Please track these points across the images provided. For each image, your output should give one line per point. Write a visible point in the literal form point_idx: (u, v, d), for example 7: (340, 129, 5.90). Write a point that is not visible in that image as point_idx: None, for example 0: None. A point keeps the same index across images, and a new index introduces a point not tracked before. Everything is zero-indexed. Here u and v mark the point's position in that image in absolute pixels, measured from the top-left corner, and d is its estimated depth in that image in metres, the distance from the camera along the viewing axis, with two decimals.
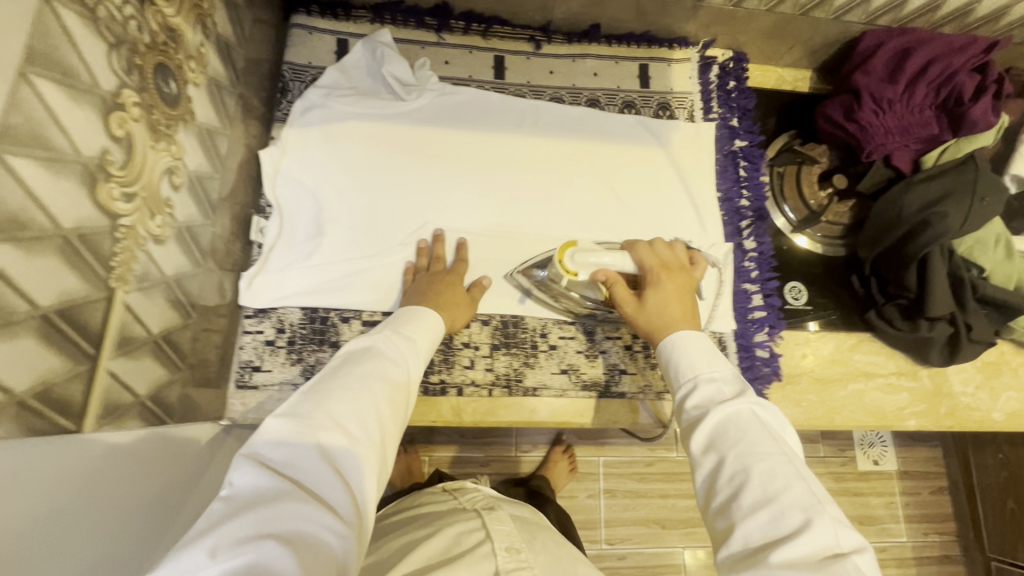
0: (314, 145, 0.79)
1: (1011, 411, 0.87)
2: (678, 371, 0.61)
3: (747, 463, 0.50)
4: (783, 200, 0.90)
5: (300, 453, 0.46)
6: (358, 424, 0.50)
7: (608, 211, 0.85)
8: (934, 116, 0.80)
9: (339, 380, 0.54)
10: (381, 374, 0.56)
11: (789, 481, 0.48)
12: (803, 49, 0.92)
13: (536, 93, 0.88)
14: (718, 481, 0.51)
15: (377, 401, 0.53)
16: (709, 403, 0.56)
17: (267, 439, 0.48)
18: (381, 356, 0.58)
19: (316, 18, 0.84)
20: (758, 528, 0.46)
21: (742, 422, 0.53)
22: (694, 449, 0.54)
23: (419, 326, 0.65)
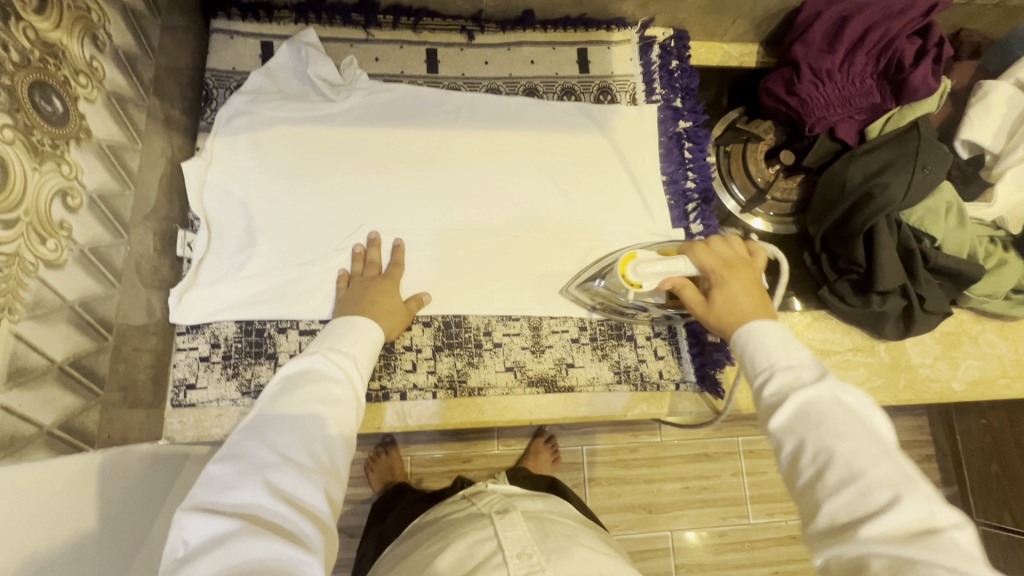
0: (241, 154, 0.77)
1: (972, 379, 0.86)
2: (753, 358, 0.56)
3: (832, 443, 0.46)
4: (730, 180, 0.87)
5: (247, 491, 0.45)
6: (306, 449, 0.49)
7: (549, 202, 0.82)
8: (875, 86, 0.78)
9: (278, 409, 0.52)
10: (323, 391, 0.54)
11: (877, 459, 0.44)
12: (745, 23, 0.90)
13: (471, 86, 0.86)
14: (802, 462, 0.47)
15: (324, 419, 0.52)
16: (790, 388, 0.51)
17: (207, 487, 0.45)
18: (322, 372, 0.56)
19: (237, 21, 0.81)
20: (848, 508, 0.43)
21: (825, 403, 0.49)
22: (772, 429, 0.50)
23: (363, 335, 0.63)
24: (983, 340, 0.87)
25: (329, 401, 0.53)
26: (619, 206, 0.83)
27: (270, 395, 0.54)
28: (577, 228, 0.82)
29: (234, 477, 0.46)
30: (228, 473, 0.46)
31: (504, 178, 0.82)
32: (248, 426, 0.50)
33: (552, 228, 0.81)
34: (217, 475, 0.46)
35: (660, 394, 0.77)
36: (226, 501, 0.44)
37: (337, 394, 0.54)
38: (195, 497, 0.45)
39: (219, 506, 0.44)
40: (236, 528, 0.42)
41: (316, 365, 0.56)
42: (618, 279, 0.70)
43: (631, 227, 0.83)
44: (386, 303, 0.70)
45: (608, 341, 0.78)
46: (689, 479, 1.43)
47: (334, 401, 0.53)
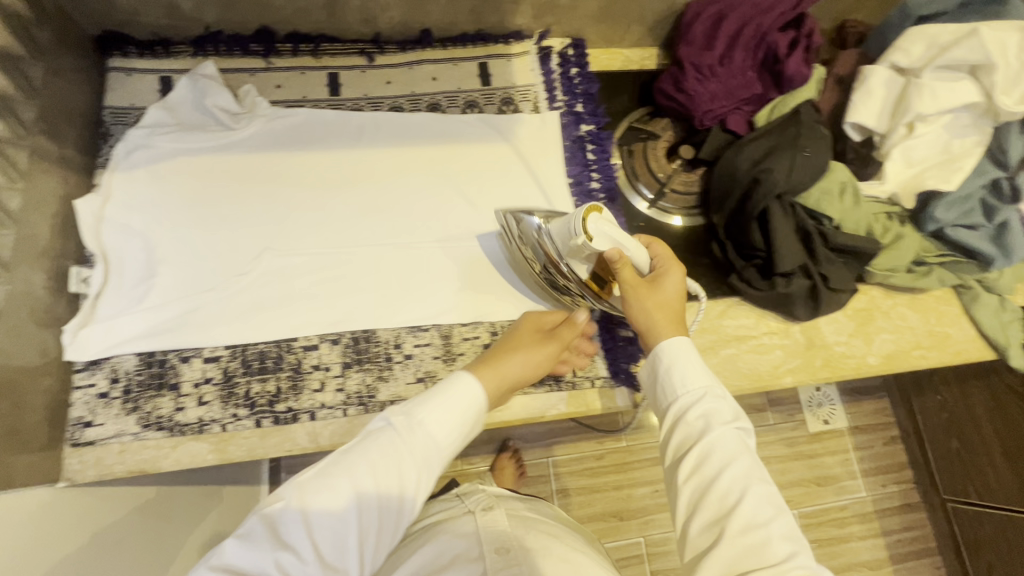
0: (141, 187, 0.77)
1: (887, 353, 0.88)
2: (683, 379, 0.61)
3: (744, 486, 0.54)
4: (635, 178, 0.89)
5: (268, 562, 0.47)
6: (333, 538, 0.49)
7: (456, 214, 0.83)
8: (756, 77, 0.81)
9: (330, 479, 0.50)
10: (380, 474, 0.51)
11: (776, 511, 0.53)
12: (639, 27, 0.93)
13: (375, 105, 0.87)
14: (709, 496, 0.54)
15: (364, 509, 0.50)
16: (708, 419, 0.58)
17: (247, 540, 0.47)
18: (389, 449, 0.53)
19: (134, 58, 0.82)
20: (747, 551, 0.51)
21: (733, 444, 0.57)
22: (686, 463, 0.56)
23: (454, 409, 0.56)
24: (895, 313, 0.90)
25: (373, 492, 0.51)
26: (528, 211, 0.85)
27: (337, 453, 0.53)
28: (485, 236, 0.83)
29: (266, 544, 0.47)
30: (266, 535, 0.47)
31: (411, 193, 0.83)
32: (300, 484, 0.50)
33: (461, 237, 0.82)
34: (252, 529, 0.48)
35: (576, 393, 0.78)
36: (249, 560, 0.47)
37: (387, 484, 0.51)
38: (232, 545, 0.47)
39: (244, 566, 0.46)
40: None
41: (383, 437, 0.54)
42: (572, 224, 0.68)
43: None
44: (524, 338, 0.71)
45: None
46: (657, 482, 1.42)
47: (386, 490, 0.51)
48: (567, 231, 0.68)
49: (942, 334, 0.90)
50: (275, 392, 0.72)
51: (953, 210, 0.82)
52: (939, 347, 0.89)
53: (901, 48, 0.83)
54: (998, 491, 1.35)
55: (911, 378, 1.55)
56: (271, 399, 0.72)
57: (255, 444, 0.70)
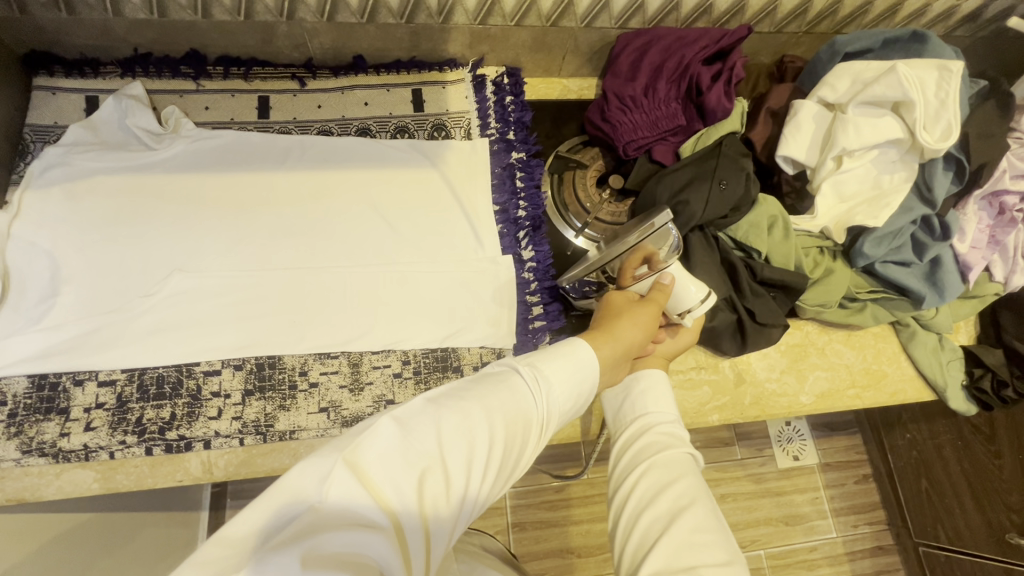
0: (53, 206, 0.76)
1: (820, 392, 0.85)
2: (649, 398, 0.62)
3: (695, 495, 0.51)
4: (563, 207, 0.87)
5: (406, 477, 0.39)
6: (464, 471, 0.42)
7: (376, 239, 0.82)
8: (680, 109, 0.81)
9: (464, 408, 0.45)
10: (507, 415, 0.47)
11: (723, 527, 0.50)
12: (574, 57, 0.94)
13: (303, 129, 0.87)
14: (665, 498, 0.51)
15: (492, 448, 0.44)
16: (669, 437, 0.58)
17: (380, 448, 0.40)
18: (519, 392, 0.49)
19: (60, 78, 0.83)
20: (689, 549, 0.47)
21: (687, 460, 0.55)
22: (647, 463, 0.55)
23: (584, 371, 0.53)
24: (830, 350, 0.87)
25: (504, 437, 0.45)
26: (451, 237, 0.83)
27: (462, 386, 0.48)
28: (403, 262, 0.81)
29: (400, 457, 0.40)
30: (399, 448, 0.40)
31: (330, 217, 0.82)
32: (429, 404, 0.44)
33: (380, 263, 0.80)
34: (387, 437, 0.40)
35: None
36: (380, 471, 0.39)
37: (513, 431, 0.46)
38: (364, 450, 0.39)
39: (374, 477, 0.38)
40: (371, 526, 0.36)
41: (516, 381, 0.50)
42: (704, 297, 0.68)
43: (462, 257, 0.82)
44: (620, 307, 0.66)
45: (433, 374, 0.76)
46: None
47: (512, 432, 0.46)
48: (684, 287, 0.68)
49: (879, 372, 0.87)
50: (168, 419, 0.69)
51: (882, 245, 0.81)
52: (875, 386, 0.86)
53: (827, 83, 0.82)
54: (967, 538, 1.28)
55: (881, 414, 1.50)
56: (163, 427, 0.69)
57: (143, 474, 0.68)
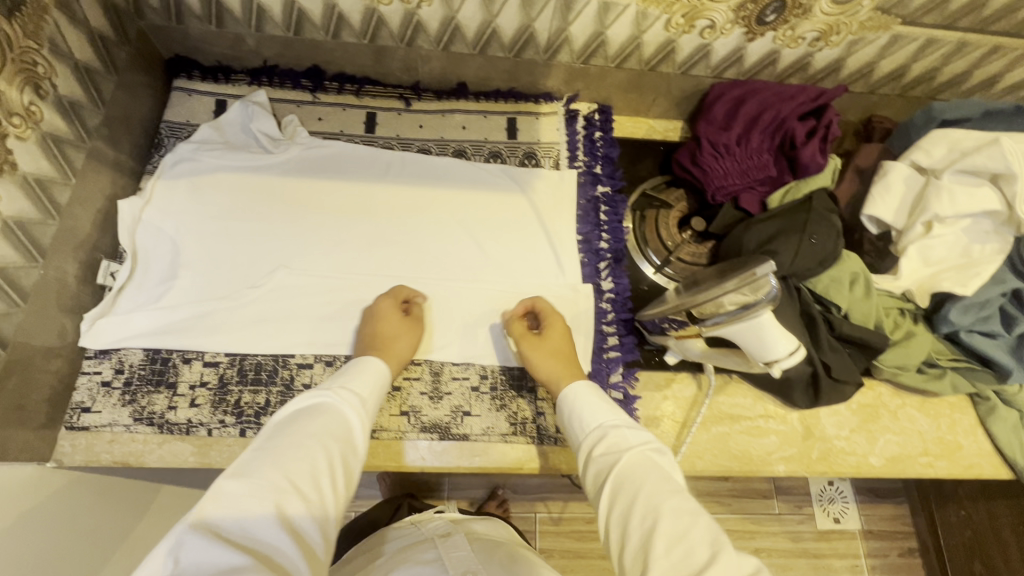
0: (180, 196, 0.84)
1: (890, 455, 0.83)
2: (583, 423, 0.67)
3: (656, 503, 0.55)
4: (644, 242, 0.89)
5: (256, 514, 0.47)
6: (310, 483, 0.52)
7: (462, 257, 0.86)
8: (772, 160, 0.82)
9: (288, 440, 0.55)
10: (332, 429, 0.58)
11: (694, 518, 0.53)
12: (665, 99, 0.98)
13: (404, 146, 0.93)
14: (630, 521, 0.55)
15: (329, 457, 0.55)
16: (615, 450, 0.62)
17: (222, 505, 0.47)
18: (334, 412, 0.60)
19: (196, 81, 0.91)
20: (674, 564, 0.49)
21: (642, 469, 0.59)
22: (606, 491, 0.59)
23: (375, 380, 0.68)
24: (903, 415, 0.85)
25: (337, 441, 0.57)
26: (532, 262, 0.87)
27: (277, 425, 0.58)
28: (485, 281, 0.85)
29: (247, 500, 0.48)
30: (242, 494, 0.48)
31: (424, 231, 0.87)
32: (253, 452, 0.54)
33: (464, 280, 0.85)
34: (228, 491, 0.48)
35: (556, 448, 0.77)
36: (230, 520, 0.46)
37: (343, 437, 0.59)
38: (207, 513, 0.46)
39: (223, 526, 0.46)
40: (239, 559, 0.43)
41: (331, 402, 0.61)
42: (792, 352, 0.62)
43: (540, 281, 0.86)
44: (388, 327, 0.75)
45: (508, 392, 0.78)
46: None
47: (339, 440, 0.58)
48: (768, 336, 0.63)
49: (953, 443, 0.85)
50: (264, 405, 0.74)
51: (969, 314, 0.81)
52: (948, 457, 0.84)
53: (922, 147, 0.83)
54: None
55: (933, 486, 1.43)
56: (258, 412, 0.74)
57: (235, 454, 0.72)
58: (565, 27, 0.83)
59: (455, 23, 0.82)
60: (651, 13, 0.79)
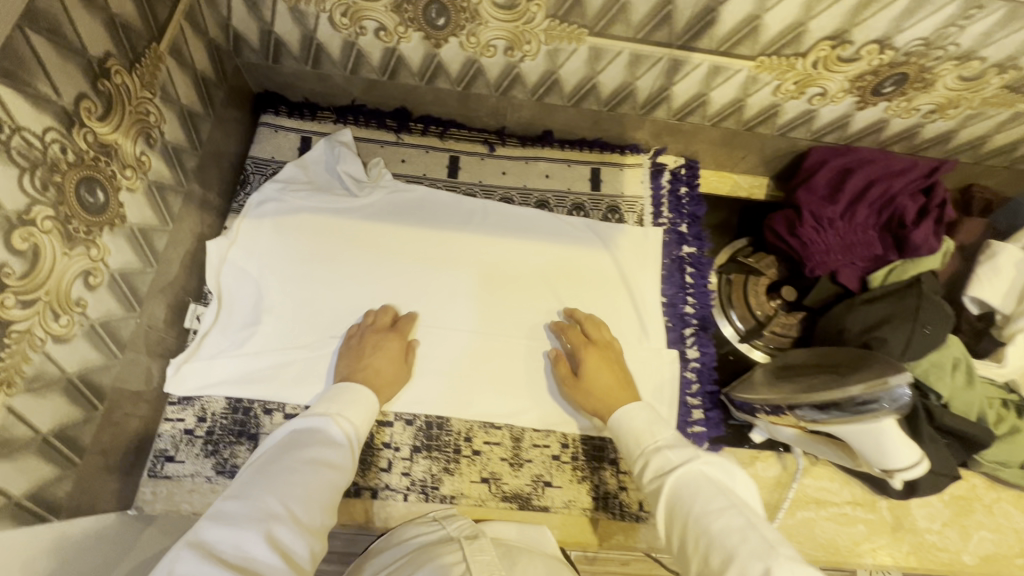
0: (265, 236, 0.82)
1: (985, 554, 0.79)
2: (635, 444, 0.63)
3: (706, 525, 0.52)
4: (730, 306, 0.87)
5: (246, 534, 0.47)
6: (300, 507, 0.52)
7: (531, 312, 0.83)
8: (877, 237, 0.79)
9: (282, 462, 0.55)
10: (323, 453, 0.58)
11: (744, 534, 0.50)
12: (756, 157, 0.94)
13: (487, 193, 0.91)
14: (691, 548, 0.52)
15: (320, 480, 0.55)
16: (662, 472, 0.58)
17: (213, 528, 0.48)
18: (325, 434, 0.60)
19: (283, 117, 0.90)
20: None
21: (695, 483, 0.56)
22: (661, 517, 0.56)
23: (365, 403, 0.67)
24: (998, 510, 0.81)
25: (328, 463, 0.57)
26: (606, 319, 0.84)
27: (270, 451, 0.57)
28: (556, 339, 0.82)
29: (238, 524, 0.48)
30: (235, 517, 0.49)
31: (508, 286, 0.85)
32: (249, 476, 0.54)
33: (532, 335, 0.82)
34: (223, 513, 0.49)
35: (638, 526, 0.75)
36: (223, 540, 0.47)
37: (333, 460, 0.58)
38: (202, 534, 0.47)
39: (218, 546, 0.46)
40: None
41: (323, 427, 0.61)
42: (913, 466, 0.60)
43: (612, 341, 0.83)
44: (389, 371, 0.73)
45: (589, 462, 0.76)
46: None
47: (330, 464, 0.57)
48: (887, 449, 0.60)
49: None
50: None
51: None
52: None
53: None
54: None
55: None
56: None
57: None
58: (669, 86, 0.80)
59: (554, 77, 0.80)
60: (763, 78, 0.76)
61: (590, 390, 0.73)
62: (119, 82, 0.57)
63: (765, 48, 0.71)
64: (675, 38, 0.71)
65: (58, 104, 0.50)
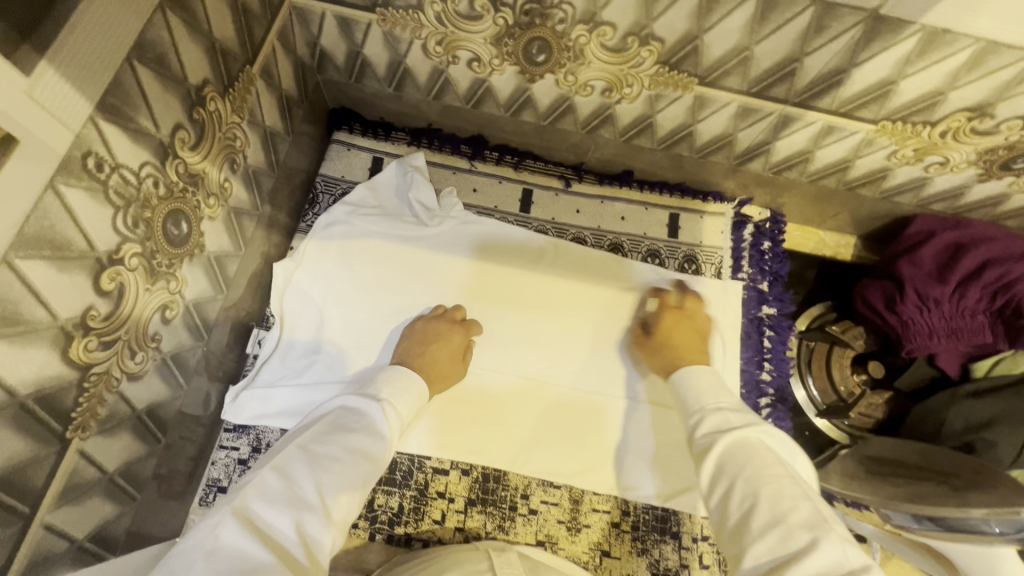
0: (329, 260, 0.79)
1: None
2: (694, 398, 0.58)
3: (755, 486, 0.47)
4: (808, 373, 0.82)
5: (284, 519, 0.43)
6: (340, 499, 0.47)
7: (517, 342, 0.79)
8: (988, 323, 0.72)
9: (331, 443, 0.50)
10: (371, 441, 0.52)
11: (795, 501, 0.45)
12: (848, 217, 0.87)
13: (559, 231, 0.87)
14: (729, 506, 0.47)
15: (363, 471, 0.50)
16: (719, 430, 0.53)
17: (258, 500, 0.43)
18: (376, 419, 0.55)
19: (356, 135, 0.87)
20: (770, 556, 0.42)
21: (750, 444, 0.51)
22: (702, 479, 0.51)
23: (419, 391, 0.62)
24: None
25: (374, 454, 0.51)
26: (600, 357, 0.78)
27: (320, 425, 0.52)
28: (541, 373, 0.77)
29: (280, 500, 0.44)
30: (279, 493, 0.44)
31: (575, 332, 0.79)
32: (299, 446, 0.49)
33: (519, 368, 0.77)
34: (268, 484, 0.45)
35: None
36: (263, 517, 0.42)
37: (380, 451, 0.53)
38: (247, 502, 0.43)
39: (259, 522, 0.42)
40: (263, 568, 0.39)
41: (373, 412, 0.55)
42: None
43: (603, 383, 0.77)
44: (447, 364, 0.71)
45: (650, 534, 0.72)
46: None
47: (376, 454, 0.52)
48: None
49: None
50: (397, 511, 0.70)
51: None
52: None
53: None
54: None
55: None
56: (392, 518, 0.70)
57: (362, 557, 0.69)
58: (772, 140, 0.74)
59: (649, 121, 0.75)
60: (879, 142, 0.70)
61: (660, 353, 0.71)
62: (213, 109, 0.55)
63: (890, 113, 0.65)
64: (792, 95, 0.65)
65: (155, 137, 0.48)
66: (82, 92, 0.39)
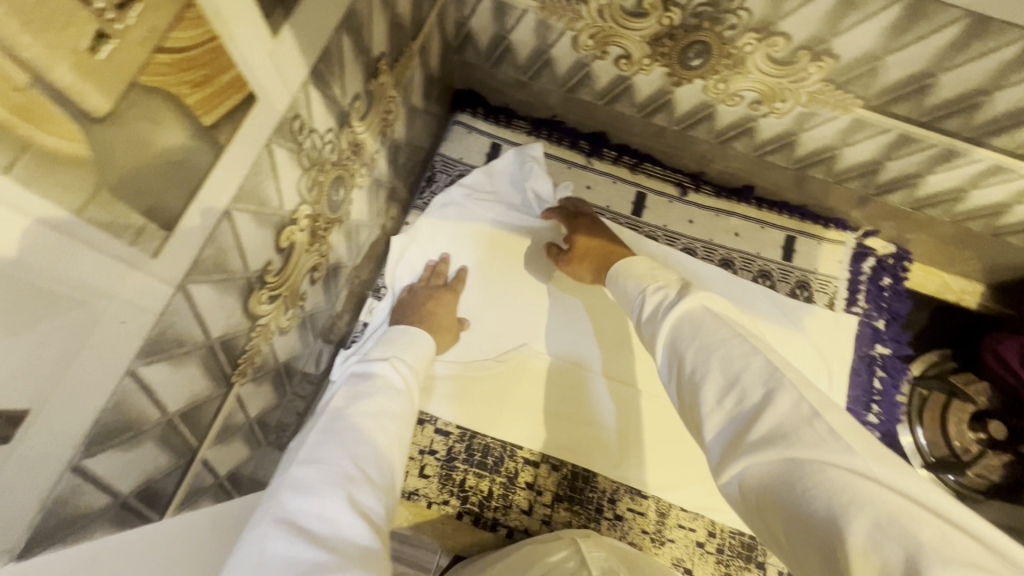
0: (443, 238, 0.81)
1: None
2: (634, 285, 0.54)
3: (705, 354, 0.41)
4: (918, 421, 0.78)
5: (331, 502, 0.38)
6: (377, 467, 0.44)
7: (588, 334, 0.81)
8: None
9: (351, 416, 0.46)
10: (387, 404, 0.50)
11: (748, 355, 0.40)
12: (981, 263, 0.81)
13: (670, 240, 0.83)
14: (682, 380, 0.42)
15: (389, 436, 0.47)
16: (659, 308, 0.49)
17: (294, 496, 0.38)
18: (386, 383, 0.52)
19: (478, 119, 0.87)
20: (731, 423, 0.38)
21: (700, 313, 0.45)
22: (659, 367, 0.46)
23: (419, 349, 0.62)
24: None
25: (394, 417, 0.49)
26: None
27: (333, 405, 0.49)
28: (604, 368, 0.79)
29: (320, 485, 0.39)
30: (314, 480, 0.40)
31: None
32: (317, 432, 0.45)
33: (535, 347, 0.79)
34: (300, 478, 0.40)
35: None
36: (308, 509, 0.38)
37: (398, 411, 0.50)
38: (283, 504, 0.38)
39: (305, 519, 0.37)
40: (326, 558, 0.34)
41: (380, 373, 0.53)
42: None
43: None
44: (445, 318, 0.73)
45: (735, 560, 0.70)
46: None
47: (396, 415, 0.49)
48: None
49: None
50: (487, 494, 0.71)
51: None
52: None
53: None
54: None
55: None
56: (481, 501, 0.71)
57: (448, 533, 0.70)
58: (924, 173, 0.70)
59: (791, 138, 0.72)
60: None
61: (588, 254, 0.69)
62: (382, 82, 0.56)
63: None
64: (965, 129, 0.61)
65: (341, 105, 0.49)
66: (304, 58, 0.40)
